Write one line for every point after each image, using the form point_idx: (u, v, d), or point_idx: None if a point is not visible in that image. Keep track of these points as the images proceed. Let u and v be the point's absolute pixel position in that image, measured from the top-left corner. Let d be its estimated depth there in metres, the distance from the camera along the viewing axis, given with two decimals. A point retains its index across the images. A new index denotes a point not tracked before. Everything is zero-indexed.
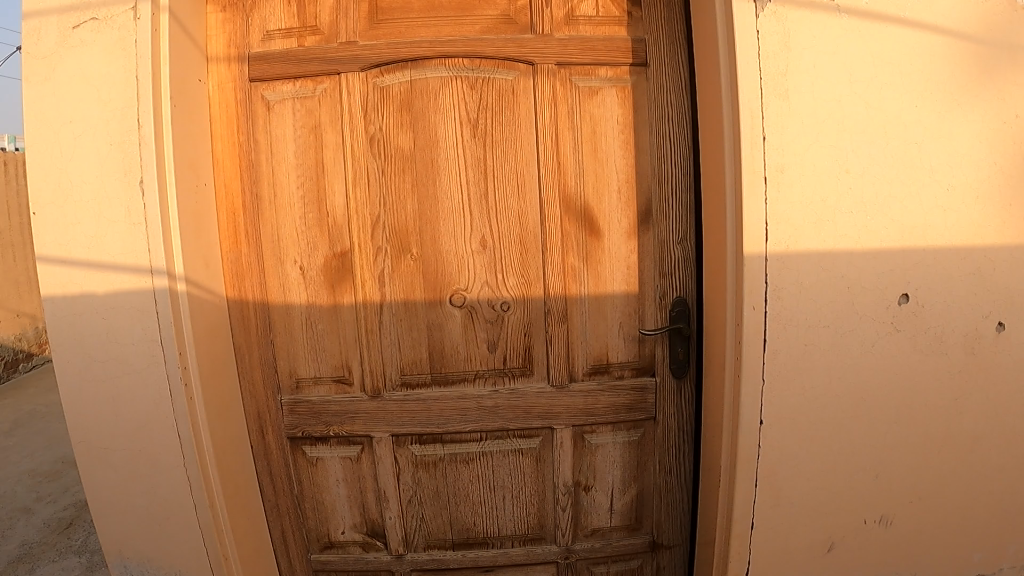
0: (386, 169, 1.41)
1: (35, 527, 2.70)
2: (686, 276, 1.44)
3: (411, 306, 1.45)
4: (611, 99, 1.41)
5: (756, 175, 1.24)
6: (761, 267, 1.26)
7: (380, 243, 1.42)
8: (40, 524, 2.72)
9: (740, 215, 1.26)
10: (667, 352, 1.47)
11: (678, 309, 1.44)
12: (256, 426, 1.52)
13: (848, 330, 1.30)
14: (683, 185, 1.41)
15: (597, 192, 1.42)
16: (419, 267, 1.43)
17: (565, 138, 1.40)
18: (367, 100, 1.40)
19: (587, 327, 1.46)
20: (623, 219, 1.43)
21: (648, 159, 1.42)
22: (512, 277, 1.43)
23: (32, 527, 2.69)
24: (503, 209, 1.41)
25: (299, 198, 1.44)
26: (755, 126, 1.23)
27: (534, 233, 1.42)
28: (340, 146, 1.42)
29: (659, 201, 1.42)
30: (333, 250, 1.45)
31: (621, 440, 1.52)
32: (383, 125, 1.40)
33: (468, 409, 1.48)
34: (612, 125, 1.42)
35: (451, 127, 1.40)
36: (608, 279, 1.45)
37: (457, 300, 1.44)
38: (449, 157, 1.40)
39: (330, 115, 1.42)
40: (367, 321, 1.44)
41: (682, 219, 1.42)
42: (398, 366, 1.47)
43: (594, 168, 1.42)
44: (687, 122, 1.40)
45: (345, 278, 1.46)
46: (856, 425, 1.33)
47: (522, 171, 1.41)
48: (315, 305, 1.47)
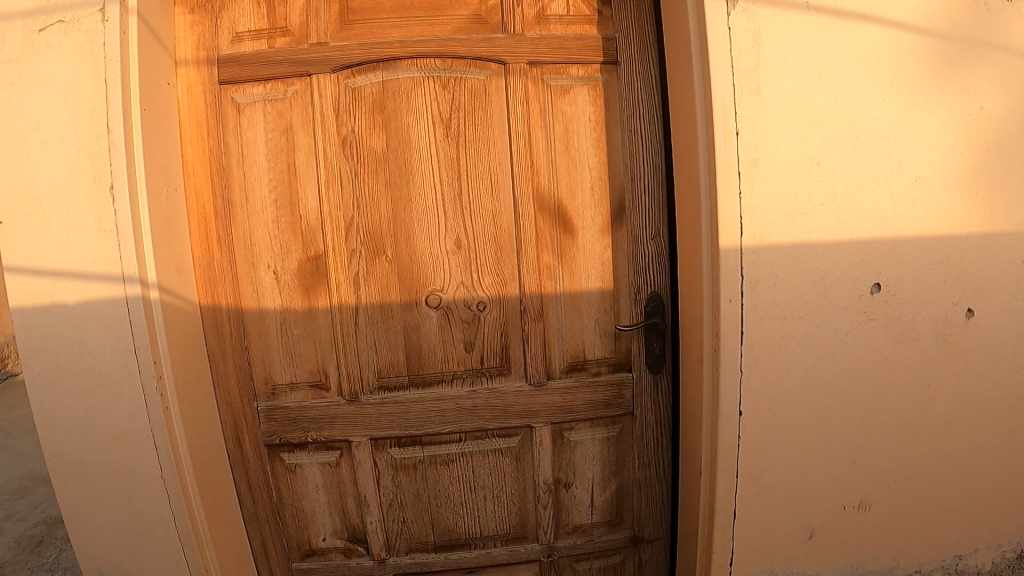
0: (359, 171, 1.39)
1: (4, 546, 2.63)
2: (661, 271, 1.45)
3: (387, 309, 1.43)
4: (583, 97, 1.42)
5: (729, 170, 1.25)
6: (736, 261, 1.27)
7: (354, 247, 1.40)
8: (10, 543, 2.65)
9: (714, 210, 1.27)
10: (644, 347, 1.48)
11: (653, 305, 1.45)
12: (233, 434, 1.51)
13: (821, 321, 1.32)
14: (656, 181, 1.43)
15: (571, 190, 1.42)
16: (394, 269, 1.41)
17: (538, 137, 1.41)
18: (338, 102, 1.39)
19: (563, 325, 1.47)
20: (597, 215, 1.44)
21: (620, 157, 1.43)
22: (488, 277, 1.43)
23: (2, 547, 2.62)
24: (477, 209, 1.41)
25: (272, 202, 1.42)
26: (728, 121, 1.24)
27: (509, 232, 1.42)
28: (312, 149, 1.40)
29: (631, 197, 1.43)
30: (307, 255, 1.43)
31: (600, 436, 1.53)
32: (355, 126, 1.39)
33: (447, 410, 1.47)
34: (584, 123, 1.42)
35: (424, 128, 1.39)
36: (583, 276, 1.45)
37: (433, 301, 1.43)
38: (422, 158, 1.39)
39: (302, 118, 1.40)
40: (343, 325, 1.42)
41: (655, 215, 1.43)
42: (375, 370, 1.46)
43: (568, 166, 1.42)
44: (658, 119, 1.42)
45: (319, 282, 1.44)
46: (832, 413, 1.35)
47: (496, 170, 1.40)
48: (290, 311, 1.45)
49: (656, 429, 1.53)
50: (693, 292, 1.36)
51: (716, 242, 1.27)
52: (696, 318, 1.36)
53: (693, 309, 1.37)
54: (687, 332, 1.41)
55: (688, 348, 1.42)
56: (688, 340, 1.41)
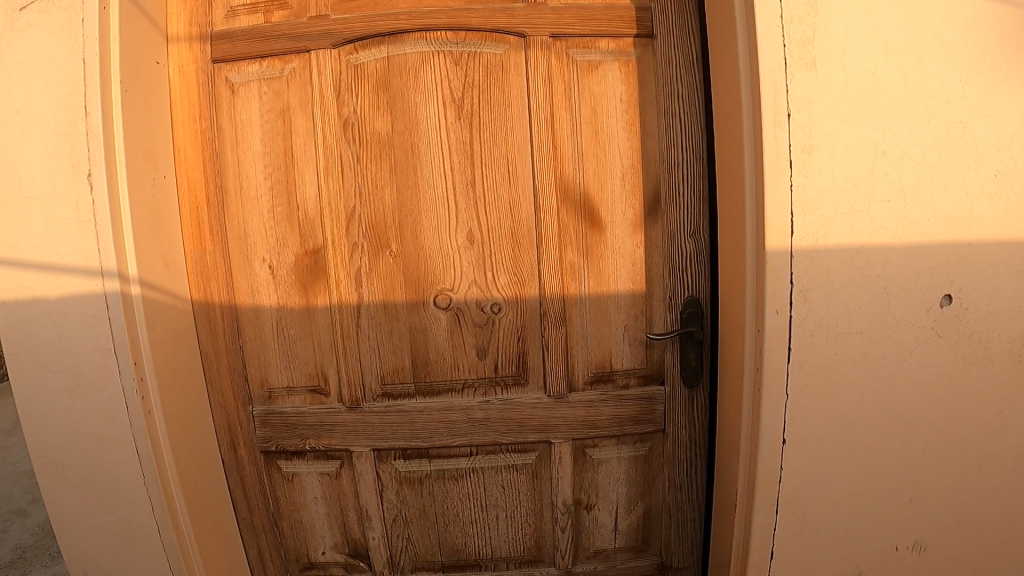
0: (362, 156, 1.25)
1: (30, 529, 2.59)
2: (699, 273, 1.29)
3: (391, 310, 1.29)
4: (613, 76, 1.26)
5: (780, 158, 1.08)
6: (786, 265, 1.10)
7: (356, 240, 1.26)
8: (36, 527, 2.61)
9: (761, 206, 1.10)
10: (678, 358, 1.33)
11: (689, 311, 1.30)
12: (228, 440, 1.40)
13: (882, 337, 1.15)
14: (695, 172, 1.26)
15: (598, 180, 1.27)
16: (400, 265, 1.27)
17: (562, 119, 1.25)
18: (340, 79, 1.25)
19: (588, 331, 1.31)
20: (628, 209, 1.28)
21: (655, 143, 1.27)
22: (504, 276, 1.27)
23: (27, 530, 2.59)
24: (492, 200, 1.26)
25: (267, 190, 1.29)
26: (778, 102, 1.08)
27: (528, 227, 1.26)
28: (311, 131, 1.26)
29: (668, 189, 1.26)
30: (305, 248, 1.29)
31: (627, 455, 1.38)
32: (357, 107, 1.25)
33: (456, 422, 1.33)
34: (615, 104, 1.26)
35: (433, 108, 1.24)
36: (611, 276, 1.30)
37: (442, 301, 1.28)
38: (431, 143, 1.25)
39: (300, 98, 1.27)
40: (344, 326, 1.29)
41: (694, 210, 1.27)
42: (378, 376, 1.32)
43: (595, 153, 1.26)
44: (699, 101, 1.25)
45: (318, 278, 1.30)
46: (891, 441, 1.18)
47: (514, 156, 1.25)
48: (289, 309, 1.32)
49: (690, 449, 1.37)
50: (735, 299, 1.20)
51: (762, 242, 1.11)
52: (737, 328, 1.20)
53: (735, 317, 1.21)
54: (727, 341, 1.25)
55: (727, 361, 1.26)
56: (727, 352, 1.25)
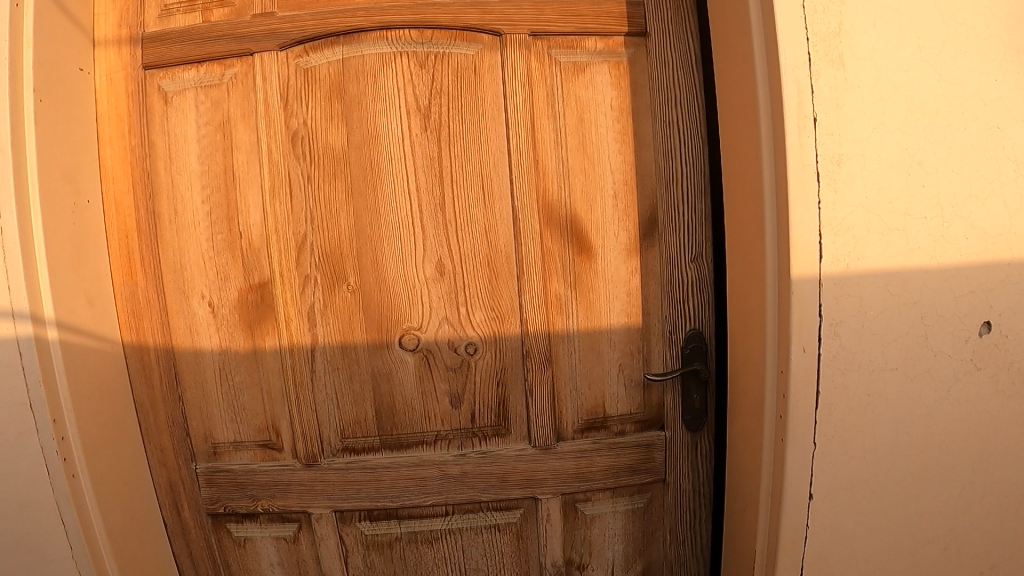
0: (314, 175, 1.07)
1: None
2: (701, 303, 1.14)
3: (350, 353, 1.10)
4: (603, 80, 1.10)
5: (806, 170, 0.92)
6: (813, 295, 0.94)
7: (308, 272, 1.08)
8: None
9: (783, 225, 0.94)
10: (680, 400, 1.16)
11: (691, 345, 1.14)
12: (170, 501, 1.20)
13: (919, 373, 0.98)
14: (697, 189, 1.11)
15: (586, 198, 1.11)
16: (359, 301, 1.08)
17: (544, 129, 1.09)
18: (289, 86, 1.08)
19: (577, 372, 1.14)
20: (622, 231, 1.12)
21: (651, 155, 1.11)
22: (479, 311, 1.10)
23: None
24: (466, 224, 1.09)
25: (205, 216, 1.10)
26: (803, 104, 0.92)
27: (508, 254, 1.09)
28: (255, 146, 1.09)
29: (665, 208, 1.11)
30: (249, 282, 1.10)
31: (623, 509, 1.20)
32: (308, 118, 1.07)
33: (429, 479, 1.15)
34: (605, 112, 1.10)
35: (395, 119, 1.07)
36: (603, 309, 1.13)
37: (409, 342, 1.09)
38: (393, 158, 1.07)
39: (241, 108, 1.09)
40: (296, 372, 1.11)
41: (696, 231, 1.11)
42: (338, 429, 1.14)
43: (583, 167, 1.10)
44: (698, 107, 1.10)
45: (266, 318, 1.11)
46: (926, 489, 1.02)
47: (489, 173, 1.08)
48: (235, 353, 1.13)
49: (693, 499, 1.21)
50: (750, 333, 1.04)
51: (786, 267, 0.94)
52: (754, 367, 1.03)
53: (751, 354, 1.04)
54: (738, 380, 1.09)
55: (738, 402, 1.09)
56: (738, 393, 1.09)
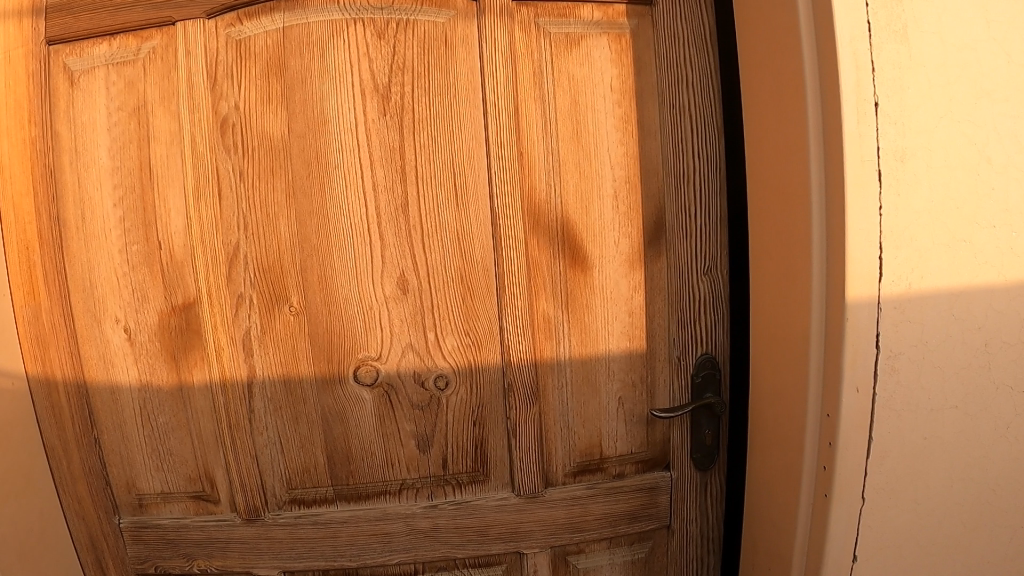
0: (249, 173, 0.87)
1: None
2: (711, 322, 0.96)
3: (295, 390, 0.90)
4: (602, 56, 0.91)
5: (866, 168, 0.73)
6: (870, 321, 0.75)
7: (244, 293, 0.88)
8: None
9: (836, 236, 0.75)
10: (688, 435, 0.98)
11: (703, 374, 0.97)
12: (93, 562, 0.98)
13: (980, 411, 0.80)
14: (713, 188, 0.93)
15: (581, 198, 0.92)
16: (304, 326, 0.88)
17: (530, 114, 0.89)
18: (219, 63, 0.87)
19: (568, 406, 0.95)
20: (622, 239, 0.93)
21: (656, 147, 0.93)
22: (450, 337, 0.90)
23: None
24: (434, 231, 0.88)
25: (118, 223, 0.91)
26: (862, 85, 0.72)
27: (487, 269, 0.89)
28: (178, 136, 0.88)
29: (672, 210, 0.93)
30: (172, 303, 0.90)
31: (622, 560, 1.02)
32: (240, 103, 0.87)
33: (394, 535, 0.95)
34: (603, 94, 0.91)
35: (346, 102, 0.86)
36: (600, 332, 0.94)
37: (365, 376, 0.89)
38: (343, 149, 0.87)
39: (161, 89, 0.89)
40: (230, 412, 0.91)
41: (708, 237, 0.94)
42: (283, 478, 0.95)
43: (577, 162, 0.91)
44: (713, 89, 0.92)
45: (193, 346, 0.91)
46: (983, 544, 0.84)
47: (461, 168, 0.88)
48: (160, 390, 0.93)
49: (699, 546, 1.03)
50: (784, 364, 0.84)
51: (837, 288, 0.75)
52: (790, 406, 0.84)
53: (784, 387, 0.85)
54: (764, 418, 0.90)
55: (760, 442, 0.92)
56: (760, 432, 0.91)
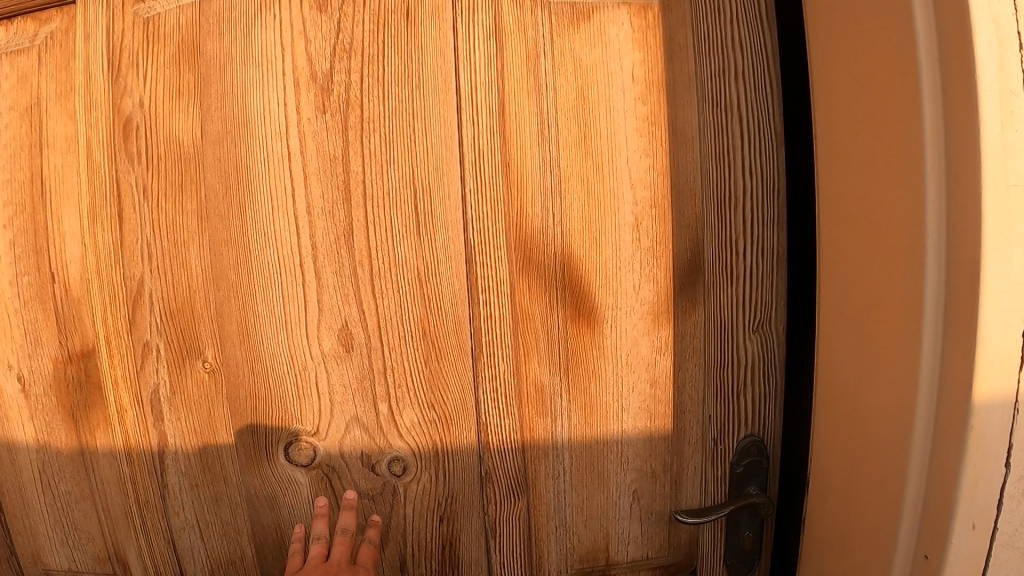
0: (155, 188, 0.68)
1: None
2: (762, 394, 0.73)
3: (213, 466, 0.70)
4: (621, 36, 0.68)
5: (1012, 197, 0.45)
6: (1002, 432, 0.48)
7: (150, 340, 0.69)
8: None
9: (959, 301, 0.48)
10: (724, 537, 0.74)
11: (746, 462, 0.73)
12: None
13: None
14: (767, 217, 0.70)
15: (589, 226, 0.69)
16: (221, 386, 0.69)
17: (520, 112, 0.67)
18: (124, 49, 0.67)
19: (565, 498, 0.72)
20: (643, 281, 0.71)
21: (696, 159, 0.69)
22: (408, 410, 0.70)
23: None
24: (389, 268, 0.68)
25: (7, 248, 0.70)
26: (1008, 67, 0.45)
27: (460, 318, 0.69)
28: (73, 140, 0.68)
29: (713, 244, 0.70)
30: (69, 350, 0.70)
31: None
32: (146, 97, 0.67)
33: None
34: (621, 86, 0.68)
35: (275, 96, 0.66)
36: (609, 401, 0.71)
37: (299, 454, 0.70)
38: (270, 159, 0.67)
39: (60, 84, 0.68)
40: (139, 488, 0.71)
41: (761, 282, 0.71)
42: (206, 569, 0.74)
43: (584, 178, 0.69)
44: (773, 85, 0.69)
45: (94, 404, 0.71)
46: None
47: (426, 185, 0.68)
48: (60, 454, 0.73)
49: None
50: (852, 470, 0.60)
51: (955, 379, 0.49)
52: (866, 535, 0.59)
53: (850, 502, 0.61)
54: (821, 539, 0.66)
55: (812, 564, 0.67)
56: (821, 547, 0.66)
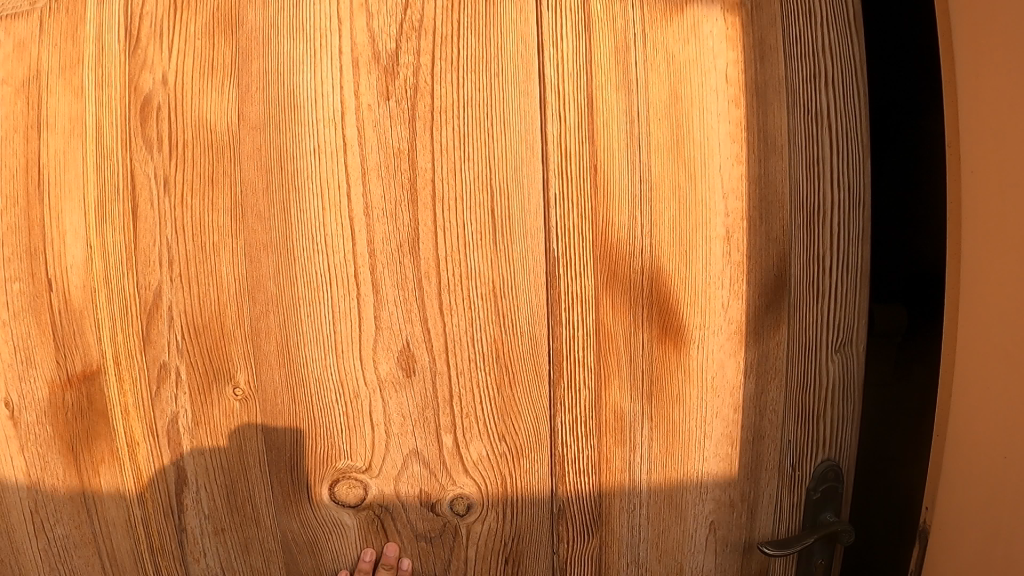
0: (178, 180, 0.56)
1: None
2: (841, 423, 0.66)
3: (243, 507, 0.60)
4: (716, 28, 0.61)
5: None
6: None
7: (169, 361, 0.58)
8: None
9: None
10: (796, 563, 0.69)
11: (823, 487, 0.67)
12: None
13: None
14: (855, 233, 0.64)
15: (678, 238, 0.63)
16: (256, 416, 0.59)
17: (609, 110, 0.60)
18: (145, 15, 0.56)
19: (641, 535, 0.66)
20: (732, 300, 0.64)
21: (787, 169, 0.62)
22: (476, 442, 0.62)
23: None
24: (459, 280, 0.60)
25: None
26: None
27: (536, 339, 0.61)
28: (78, 120, 0.56)
29: (796, 261, 0.64)
30: (67, 372, 0.58)
31: None
32: (171, 73, 0.56)
33: None
34: (716, 85, 0.61)
35: (328, 77, 0.57)
36: (693, 431, 0.65)
37: (346, 493, 0.61)
38: (322, 151, 0.57)
39: (69, 55, 0.56)
40: (153, 535, 0.60)
41: (844, 303, 0.65)
42: None
43: (674, 183, 0.62)
44: (863, 91, 0.62)
45: (99, 436, 0.59)
46: None
47: (502, 188, 0.60)
48: (57, 493, 0.60)
49: None
50: (980, 498, 0.57)
51: None
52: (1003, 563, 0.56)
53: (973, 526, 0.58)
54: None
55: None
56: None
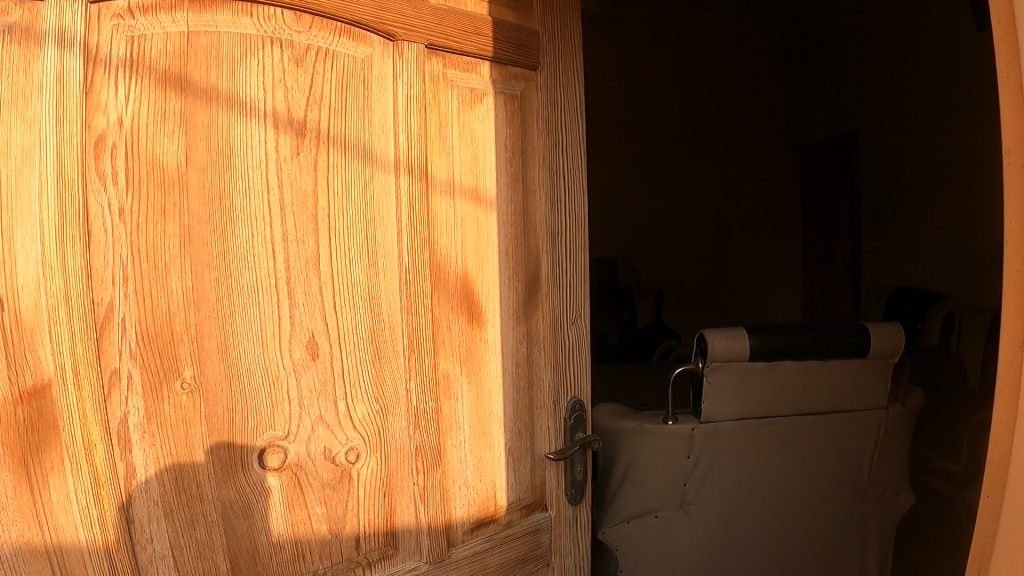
0: (134, 211, 0.67)
1: None
2: (578, 366, 1.06)
3: (189, 486, 0.72)
4: (500, 115, 0.95)
5: None
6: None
7: (120, 366, 0.67)
8: None
9: None
10: (569, 474, 1.07)
11: (574, 417, 1.06)
12: None
13: None
14: (579, 244, 1.05)
15: (478, 254, 0.94)
16: (199, 405, 0.72)
17: (438, 166, 0.89)
18: (100, 66, 0.65)
19: (466, 461, 0.94)
20: (511, 292, 0.97)
21: (538, 206, 0.99)
22: (361, 405, 0.83)
23: None
24: (349, 287, 0.81)
25: None
26: None
27: (395, 327, 0.86)
28: (33, 154, 0.62)
29: (549, 264, 1.01)
30: (18, 388, 0.62)
31: None
32: (125, 119, 0.66)
33: None
34: (501, 151, 0.95)
35: (257, 134, 0.74)
36: (491, 384, 0.96)
37: (274, 459, 0.77)
38: (251, 191, 0.74)
39: (24, 91, 0.62)
40: (107, 528, 0.67)
41: (575, 288, 1.05)
42: None
43: (475, 219, 0.93)
44: (580, 160, 1.04)
45: (49, 446, 0.64)
46: None
47: (374, 219, 0.83)
48: (7, 511, 0.62)
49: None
50: None
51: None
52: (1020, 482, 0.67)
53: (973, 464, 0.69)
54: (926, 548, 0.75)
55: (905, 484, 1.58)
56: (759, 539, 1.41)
